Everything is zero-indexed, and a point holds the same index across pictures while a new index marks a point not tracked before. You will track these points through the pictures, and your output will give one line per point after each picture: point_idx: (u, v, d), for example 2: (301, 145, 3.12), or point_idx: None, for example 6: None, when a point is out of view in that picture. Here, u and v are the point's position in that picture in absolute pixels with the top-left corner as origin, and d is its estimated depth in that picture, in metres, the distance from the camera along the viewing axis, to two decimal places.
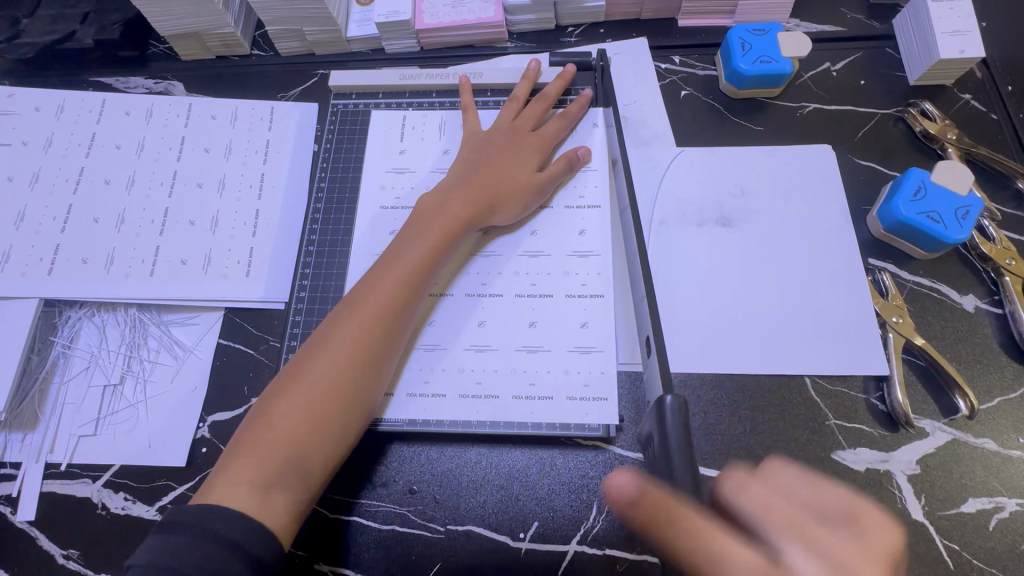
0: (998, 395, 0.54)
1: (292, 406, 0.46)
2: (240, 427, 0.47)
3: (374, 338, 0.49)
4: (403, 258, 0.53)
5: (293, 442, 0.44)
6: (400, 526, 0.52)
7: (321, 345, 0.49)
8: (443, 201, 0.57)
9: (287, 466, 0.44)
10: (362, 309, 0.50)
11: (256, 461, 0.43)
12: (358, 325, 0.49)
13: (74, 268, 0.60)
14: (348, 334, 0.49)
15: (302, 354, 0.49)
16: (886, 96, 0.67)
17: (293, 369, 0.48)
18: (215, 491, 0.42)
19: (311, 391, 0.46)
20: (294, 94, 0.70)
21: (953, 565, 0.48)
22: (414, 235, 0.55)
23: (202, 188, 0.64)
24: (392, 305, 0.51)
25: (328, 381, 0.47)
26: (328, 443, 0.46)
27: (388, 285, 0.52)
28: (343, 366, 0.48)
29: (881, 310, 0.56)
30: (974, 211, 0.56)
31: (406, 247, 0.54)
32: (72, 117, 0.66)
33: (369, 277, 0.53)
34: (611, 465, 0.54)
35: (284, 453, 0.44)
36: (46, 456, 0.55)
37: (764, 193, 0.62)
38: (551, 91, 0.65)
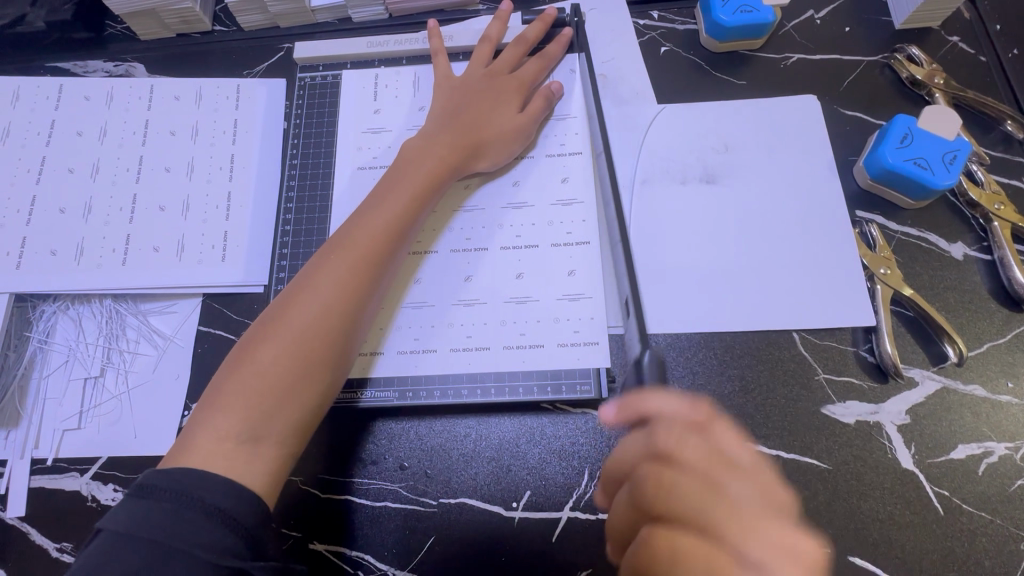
0: (986, 342, 0.53)
1: (276, 355, 0.44)
2: (220, 376, 0.45)
3: (361, 285, 0.48)
4: (385, 207, 0.51)
5: (280, 393, 0.44)
6: (392, 502, 0.52)
7: (303, 293, 0.47)
8: (425, 150, 0.55)
9: (272, 418, 0.43)
10: (345, 256, 0.48)
11: (240, 415, 0.42)
12: (339, 273, 0.48)
13: (43, 260, 0.58)
14: (332, 281, 0.47)
15: (282, 301, 0.48)
16: (871, 42, 0.65)
17: (274, 317, 0.47)
18: (199, 447, 0.41)
19: (294, 340, 0.45)
20: (260, 70, 0.68)
21: (943, 512, 0.49)
22: (398, 183, 0.53)
23: (170, 172, 0.62)
24: (375, 254, 0.49)
25: (310, 329, 0.45)
26: (313, 394, 0.45)
27: (371, 234, 0.50)
28: (327, 313, 0.46)
29: (869, 263, 0.55)
30: (963, 155, 0.55)
31: (390, 194, 0.52)
32: (29, 105, 0.64)
33: (347, 227, 0.51)
34: (600, 430, 0.53)
35: (269, 405, 0.43)
36: (31, 452, 0.55)
37: (749, 148, 0.60)
38: (531, 34, 0.63)
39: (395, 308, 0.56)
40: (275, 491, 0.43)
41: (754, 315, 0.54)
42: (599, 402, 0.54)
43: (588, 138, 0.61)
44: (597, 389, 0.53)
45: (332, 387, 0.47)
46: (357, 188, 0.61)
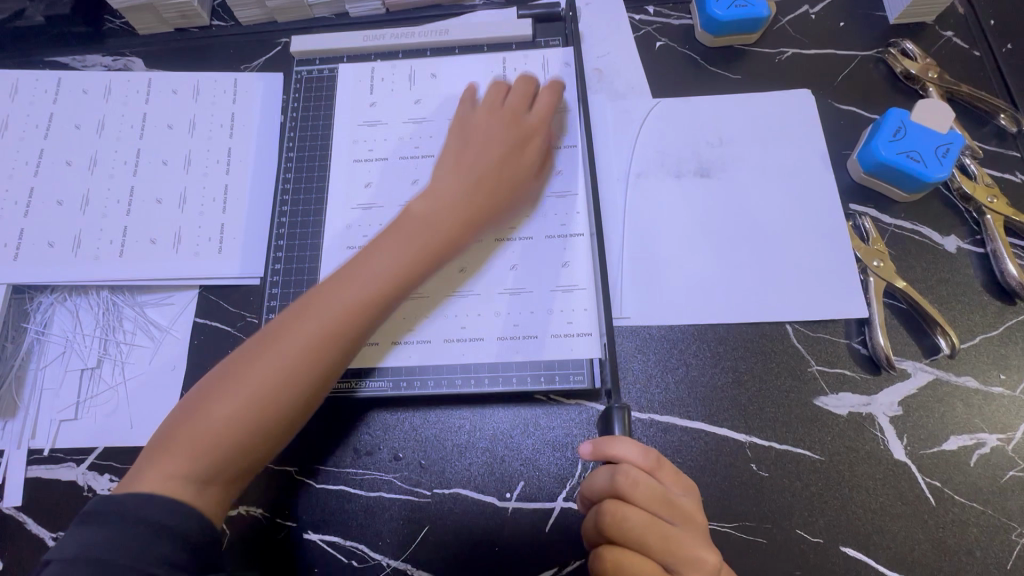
0: (979, 334, 0.53)
1: (236, 406, 0.42)
2: (185, 401, 0.44)
3: (335, 344, 0.45)
4: (381, 263, 0.48)
5: (233, 446, 0.42)
6: (386, 492, 0.53)
7: (287, 341, 0.44)
8: (436, 198, 0.52)
9: (222, 466, 0.42)
10: (327, 308, 0.45)
11: (191, 455, 0.41)
12: (325, 331, 0.45)
13: (40, 252, 0.59)
14: (309, 336, 0.44)
15: (265, 337, 0.45)
16: (866, 37, 0.65)
17: (246, 358, 0.44)
18: (146, 478, 0.40)
19: (258, 391, 0.43)
20: (257, 64, 0.68)
21: (935, 502, 0.49)
22: (401, 230, 0.50)
23: (167, 165, 0.63)
24: (362, 318, 0.46)
25: (281, 386, 0.43)
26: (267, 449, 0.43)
27: (365, 293, 0.47)
28: (298, 372, 0.44)
29: (862, 255, 0.55)
30: (956, 148, 0.55)
31: (391, 244, 0.49)
32: (27, 98, 0.64)
33: (344, 271, 0.48)
34: (594, 421, 0.54)
35: (220, 453, 0.41)
36: (27, 442, 0.55)
37: (743, 142, 0.60)
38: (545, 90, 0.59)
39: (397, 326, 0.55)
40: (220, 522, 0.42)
41: (747, 307, 0.55)
42: (593, 392, 0.54)
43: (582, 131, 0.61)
44: (590, 379, 0.53)
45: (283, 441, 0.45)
46: (352, 182, 0.61)
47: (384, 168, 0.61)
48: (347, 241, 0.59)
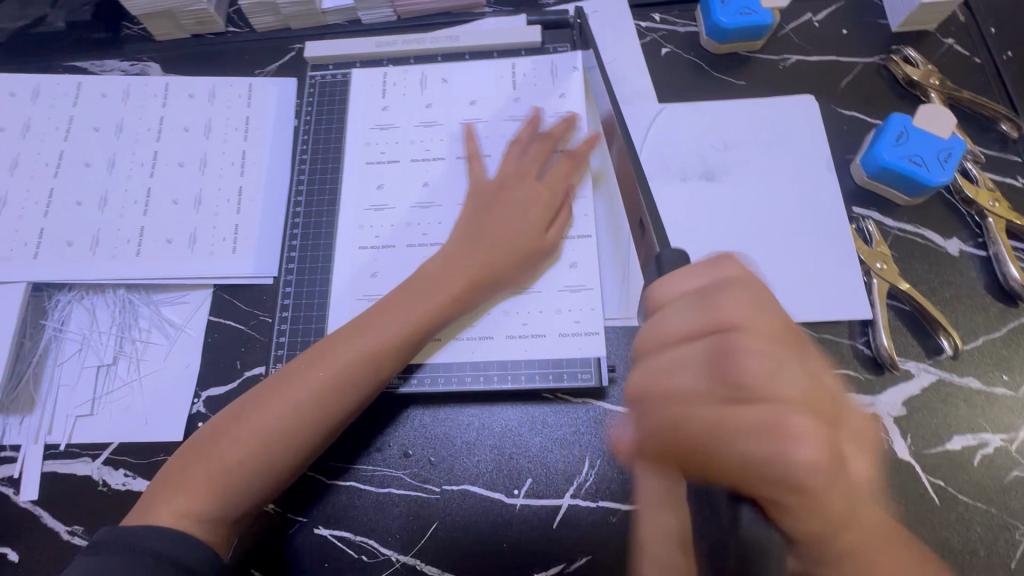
0: (982, 335, 0.54)
1: (241, 455, 0.45)
2: (205, 431, 0.47)
3: (335, 402, 0.48)
4: (382, 324, 0.50)
5: (235, 491, 0.45)
6: (398, 488, 0.53)
7: (296, 382, 0.47)
8: (442, 261, 0.54)
9: (226, 503, 0.44)
10: (328, 365, 0.48)
11: (197, 493, 0.44)
12: (331, 380, 0.47)
13: (59, 251, 0.60)
14: (309, 393, 0.47)
15: (280, 378, 0.48)
16: (868, 44, 0.66)
17: (264, 395, 0.47)
18: (161, 509, 0.44)
19: (260, 441, 0.45)
20: (271, 69, 0.70)
21: (939, 501, 0.49)
22: (407, 287, 0.53)
23: (183, 167, 0.64)
24: (368, 374, 0.49)
25: (287, 429, 0.46)
26: (266, 486, 0.46)
27: (371, 345, 0.49)
28: (297, 426, 0.46)
29: (865, 258, 0.56)
30: (957, 152, 0.56)
31: (395, 305, 0.51)
32: (48, 101, 0.66)
33: (350, 327, 0.51)
34: (601, 419, 0.54)
35: (226, 490, 0.44)
36: (44, 437, 0.56)
37: (747, 147, 0.61)
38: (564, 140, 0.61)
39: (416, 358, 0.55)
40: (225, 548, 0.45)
41: None
42: (599, 391, 0.55)
43: (590, 133, 0.62)
44: (597, 377, 0.54)
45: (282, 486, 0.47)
46: (364, 183, 0.62)
47: (396, 170, 0.62)
48: (360, 241, 0.60)
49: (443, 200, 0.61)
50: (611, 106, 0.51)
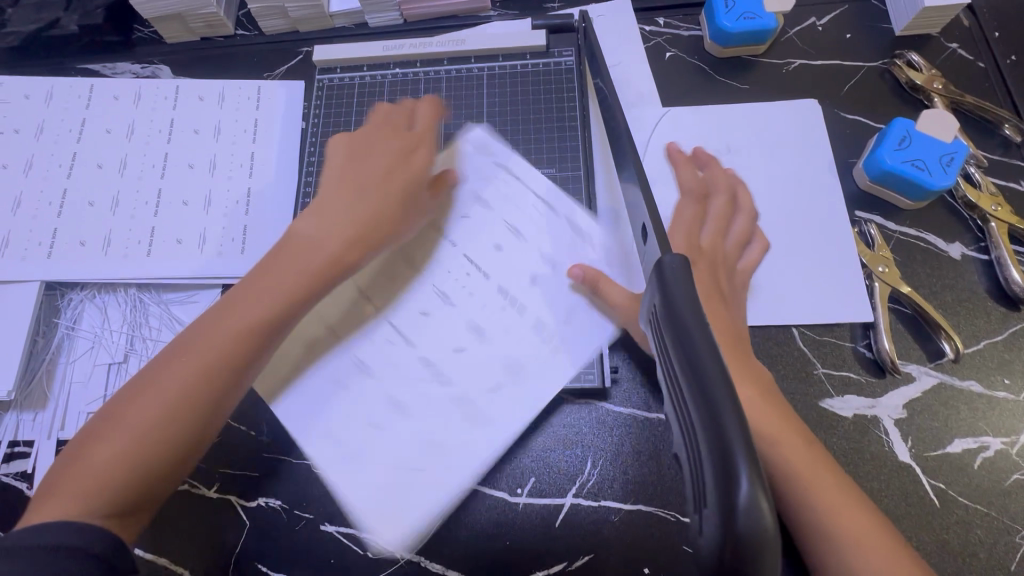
0: (983, 339, 0.54)
1: (119, 443, 0.42)
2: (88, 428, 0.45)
3: (208, 389, 0.44)
4: (250, 302, 0.47)
5: (114, 484, 0.42)
6: (455, 488, 0.48)
7: (173, 362, 0.45)
8: (320, 233, 0.50)
9: (111, 493, 0.41)
10: (194, 355, 0.45)
11: (78, 490, 0.41)
12: (208, 355, 0.45)
13: (72, 250, 0.61)
14: (178, 384, 0.44)
15: (158, 363, 0.46)
16: (872, 48, 0.67)
17: (143, 381, 0.45)
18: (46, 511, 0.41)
19: (134, 439, 0.42)
20: (280, 72, 0.71)
21: (939, 503, 0.50)
22: (288, 251, 0.49)
23: (193, 168, 0.65)
24: (248, 340, 0.46)
25: (163, 405, 0.43)
26: (153, 469, 0.43)
27: (254, 311, 0.46)
28: (171, 419, 0.43)
29: (867, 261, 0.57)
30: (960, 157, 0.56)
31: (264, 284, 0.47)
32: (61, 103, 0.67)
33: (218, 313, 0.47)
34: (604, 419, 0.55)
35: (107, 479, 0.42)
36: (57, 433, 0.57)
37: (750, 151, 0.62)
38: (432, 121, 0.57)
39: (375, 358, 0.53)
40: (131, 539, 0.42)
41: (754, 309, 0.56)
42: (602, 392, 0.56)
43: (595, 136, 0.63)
44: (601, 379, 0.54)
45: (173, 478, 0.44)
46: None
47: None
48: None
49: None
50: (614, 112, 0.51)
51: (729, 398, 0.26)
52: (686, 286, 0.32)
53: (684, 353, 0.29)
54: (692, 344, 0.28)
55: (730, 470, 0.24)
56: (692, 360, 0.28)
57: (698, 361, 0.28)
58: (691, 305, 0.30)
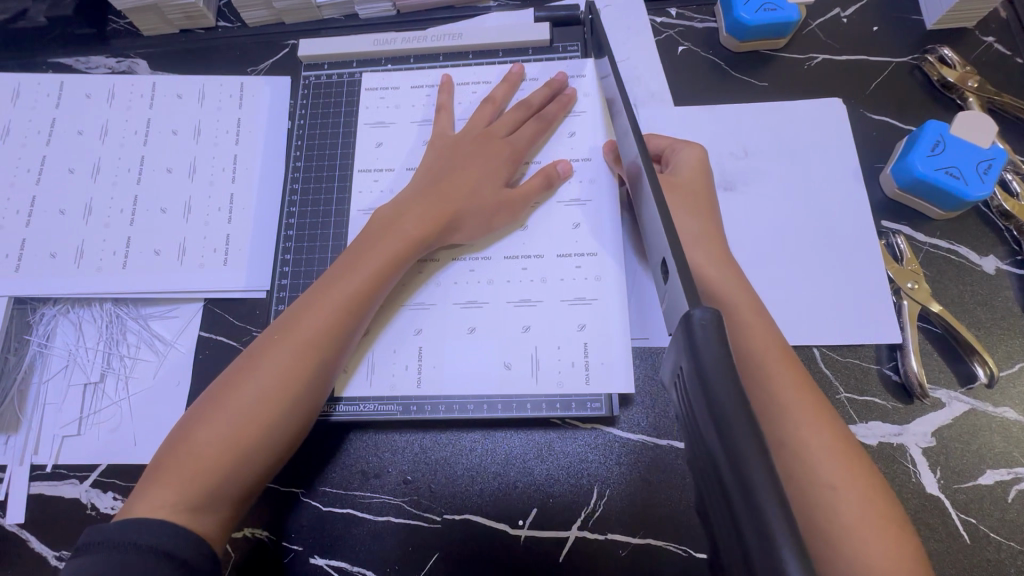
0: (1018, 361, 0.51)
1: (218, 435, 0.41)
2: (163, 446, 0.42)
3: (311, 365, 0.44)
4: (342, 282, 0.47)
5: (217, 476, 0.40)
6: (586, 386, 0.51)
7: (257, 356, 0.44)
8: (397, 215, 0.51)
9: (215, 488, 0.40)
10: (288, 341, 0.44)
11: (178, 489, 0.39)
12: (297, 344, 0.44)
13: (42, 263, 0.57)
14: (278, 363, 0.43)
15: (236, 365, 0.45)
16: (900, 43, 0.62)
17: (228, 381, 0.43)
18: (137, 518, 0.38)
19: (239, 420, 0.41)
20: (264, 68, 0.66)
21: (970, 540, 0.46)
22: (369, 239, 0.50)
23: (172, 173, 0.61)
24: (335, 328, 0.46)
25: (260, 394, 0.42)
26: (261, 454, 0.42)
27: (333, 301, 0.46)
28: (275, 398, 0.42)
29: (894, 276, 0.53)
30: (998, 164, 0.52)
31: (352, 266, 0.48)
32: (29, 102, 0.62)
33: (309, 296, 0.47)
34: (611, 447, 0.52)
35: (211, 472, 0.40)
36: (29, 458, 0.54)
37: (769, 155, 0.58)
38: (498, 95, 0.59)
39: (407, 332, 0.53)
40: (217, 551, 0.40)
41: None
42: (609, 417, 0.52)
43: (602, 127, 0.59)
44: (608, 407, 0.51)
45: (280, 462, 0.44)
46: (363, 143, 0.61)
47: (398, 131, 0.61)
48: (359, 203, 0.59)
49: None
50: (622, 108, 0.46)
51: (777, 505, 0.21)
52: (719, 348, 0.26)
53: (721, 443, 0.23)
54: (731, 427, 0.23)
55: None
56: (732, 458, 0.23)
57: (744, 471, 0.22)
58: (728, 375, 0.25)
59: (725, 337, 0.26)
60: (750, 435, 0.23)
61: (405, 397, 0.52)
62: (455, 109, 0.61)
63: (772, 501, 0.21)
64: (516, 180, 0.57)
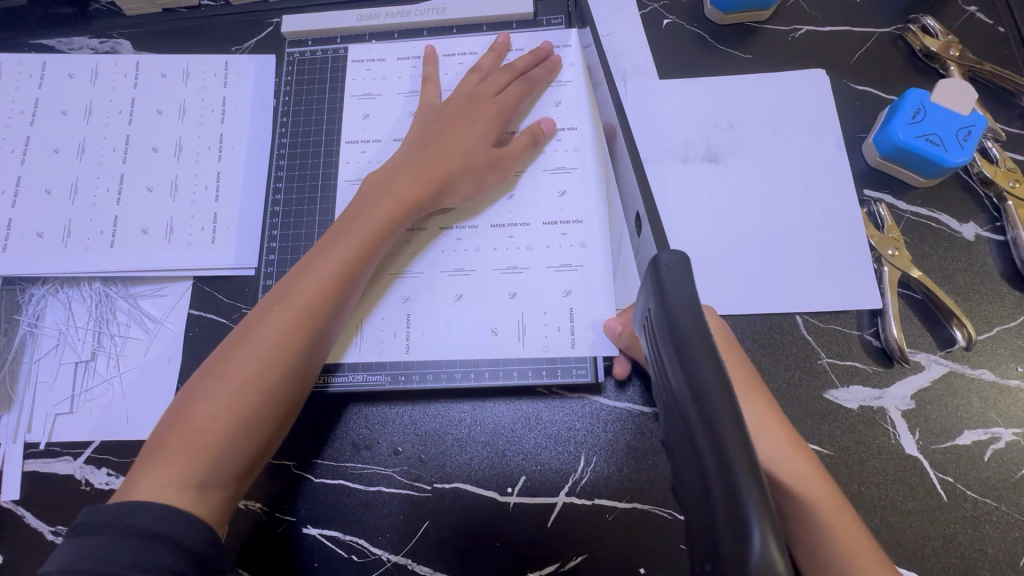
0: (997, 325, 0.52)
1: (218, 409, 0.41)
2: (161, 422, 0.43)
3: (307, 333, 0.45)
4: (334, 250, 0.48)
5: (218, 448, 0.41)
6: (573, 350, 0.52)
7: (250, 332, 0.44)
8: (386, 183, 0.51)
9: (219, 460, 0.41)
10: (283, 313, 0.44)
11: (183, 462, 0.40)
12: (291, 317, 0.44)
13: (30, 243, 0.57)
14: (274, 333, 0.44)
15: (229, 342, 0.44)
16: (884, 13, 0.62)
17: (223, 357, 0.43)
18: (141, 490, 0.39)
19: (239, 390, 0.42)
20: (248, 46, 0.65)
21: (947, 498, 0.47)
22: (360, 210, 0.50)
23: (158, 152, 0.61)
24: (329, 298, 0.46)
25: (256, 367, 0.43)
26: (265, 425, 0.43)
27: (324, 272, 0.46)
28: (274, 365, 0.43)
29: (876, 244, 0.54)
30: (978, 131, 0.52)
31: (342, 235, 0.48)
32: (11, 83, 0.62)
33: (301, 267, 0.47)
34: (597, 415, 0.53)
35: (213, 445, 0.41)
36: (23, 436, 0.54)
37: (754, 126, 0.58)
38: (485, 64, 0.59)
39: (396, 301, 0.54)
40: (223, 517, 0.41)
41: (756, 297, 0.53)
42: (595, 386, 0.53)
43: (587, 96, 0.59)
44: (593, 373, 0.52)
45: (283, 428, 0.44)
46: (351, 116, 0.61)
47: (384, 103, 0.61)
48: (347, 175, 0.59)
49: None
50: (601, 77, 0.47)
51: (727, 406, 0.23)
52: (684, 284, 0.28)
53: (682, 362, 0.26)
54: (689, 346, 0.25)
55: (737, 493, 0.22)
56: (691, 371, 0.25)
57: (699, 382, 0.24)
58: (691, 306, 0.27)
59: (690, 277, 0.28)
60: (707, 354, 0.25)
61: (395, 363, 0.53)
62: (442, 81, 0.61)
63: (725, 407, 0.23)
64: (502, 143, 0.58)
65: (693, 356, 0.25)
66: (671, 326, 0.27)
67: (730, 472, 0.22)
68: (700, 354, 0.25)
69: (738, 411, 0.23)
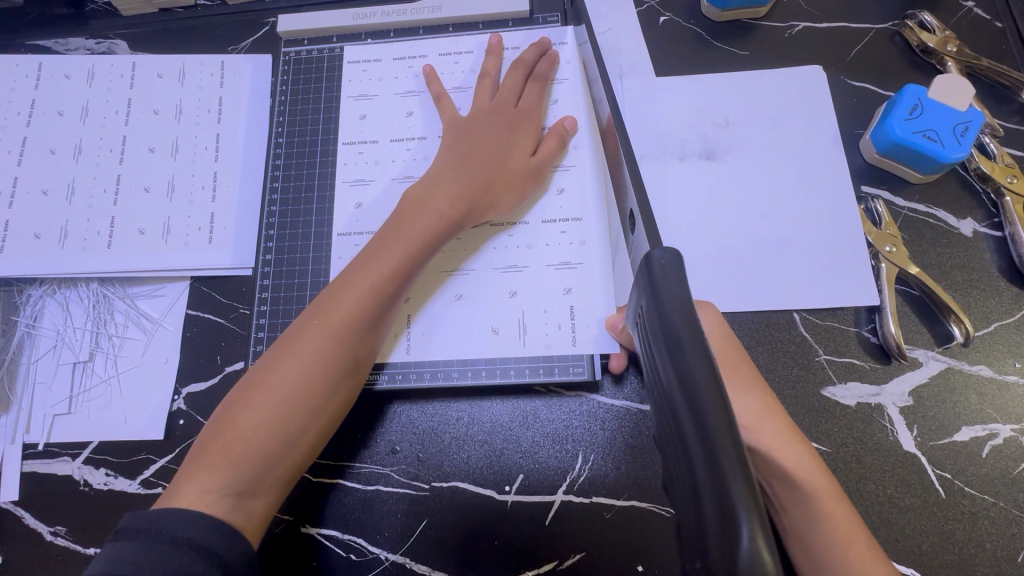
0: (995, 321, 0.52)
1: (262, 426, 0.41)
2: (204, 431, 0.42)
3: (351, 344, 0.44)
4: (377, 260, 0.46)
5: (260, 463, 0.40)
6: (572, 348, 0.52)
7: (294, 345, 0.43)
8: (428, 193, 0.49)
9: (263, 474, 0.40)
10: (325, 327, 0.43)
11: (225, 473, 0.40)
12: (333, 332, 0.43)
13: (27, 244, 0.57)
14: (318, 344, 0.43)
15: (271, 354, 0.44)
16: (881, 9, 0.62)
17: (266, 369, 0.43)
18: (183, 498, 0.39)
19: (283, 406, 0.41)
20: (245, 45, 0.65)
21: (945, 495, 0.47)
22: (400, 216, 0.49)
23: (155, 153, 0.61)
24: (371, 312, 0.45)
25: (300, 384, 0.42)
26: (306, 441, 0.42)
27: (367, 283, 0.45)
28: (316, 381, 0.42)
29: (874, 240, 0.53)
30: (975, 126, 0.52)
31: (385, 245, 0.47)
32: (8, 84, 0.62)
33: (341, 278, 0.46)
34: (595, 413, 0.53)
35: (257, 461, 0.40)
36: (21, 437, 0.54)
37: (751, 123, 0.58)
38: (490, 67, 0.59)
39: None
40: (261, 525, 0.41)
41: (753, 294, 0.53)
42: (593, 384, 0.53)
43: (584, 94, 0.59)
44: (590, 371, 0.52)
45: (325, 437, 0.44)
46: (348, 115, 0.61)
47: (381, 103, 0.61)
48: (344, 175, 0.59)
49: (419, 135, 0.59)
50: (597, 74, 0.47)
51: (715, 397, 0.24)
52: (676, 281, 0.28)
53: (671, 354, 0.26)
54: (678, 340, 0.26)
55: (721, 477, 0.22)
56: (680, 364, 0.25)
57: (687, 373, 0.25)
58: (683, 301, 0.27)
59: (682, 273, 0.28)
60: (695, 347, 0.25)
61: (393, 363, 0.53)
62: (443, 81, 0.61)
63: (711, 398, 0.24)
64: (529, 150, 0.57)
65: (682, 349, 0.25)
66: (663, 322, 0.27)
67: (718, 467, 0.22)
68: (689, 347, 0.25)
69: (724, 401, 0.23)
